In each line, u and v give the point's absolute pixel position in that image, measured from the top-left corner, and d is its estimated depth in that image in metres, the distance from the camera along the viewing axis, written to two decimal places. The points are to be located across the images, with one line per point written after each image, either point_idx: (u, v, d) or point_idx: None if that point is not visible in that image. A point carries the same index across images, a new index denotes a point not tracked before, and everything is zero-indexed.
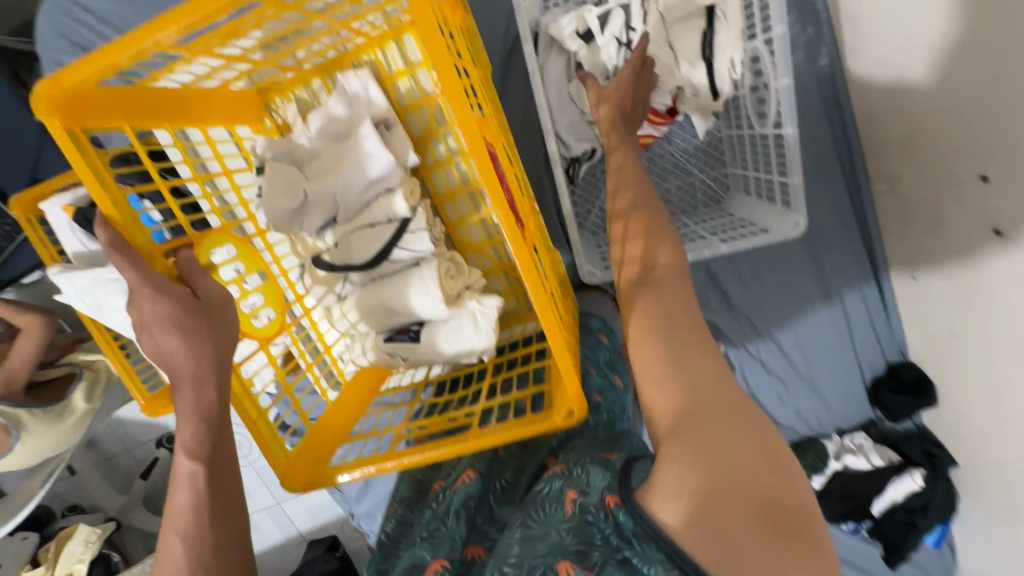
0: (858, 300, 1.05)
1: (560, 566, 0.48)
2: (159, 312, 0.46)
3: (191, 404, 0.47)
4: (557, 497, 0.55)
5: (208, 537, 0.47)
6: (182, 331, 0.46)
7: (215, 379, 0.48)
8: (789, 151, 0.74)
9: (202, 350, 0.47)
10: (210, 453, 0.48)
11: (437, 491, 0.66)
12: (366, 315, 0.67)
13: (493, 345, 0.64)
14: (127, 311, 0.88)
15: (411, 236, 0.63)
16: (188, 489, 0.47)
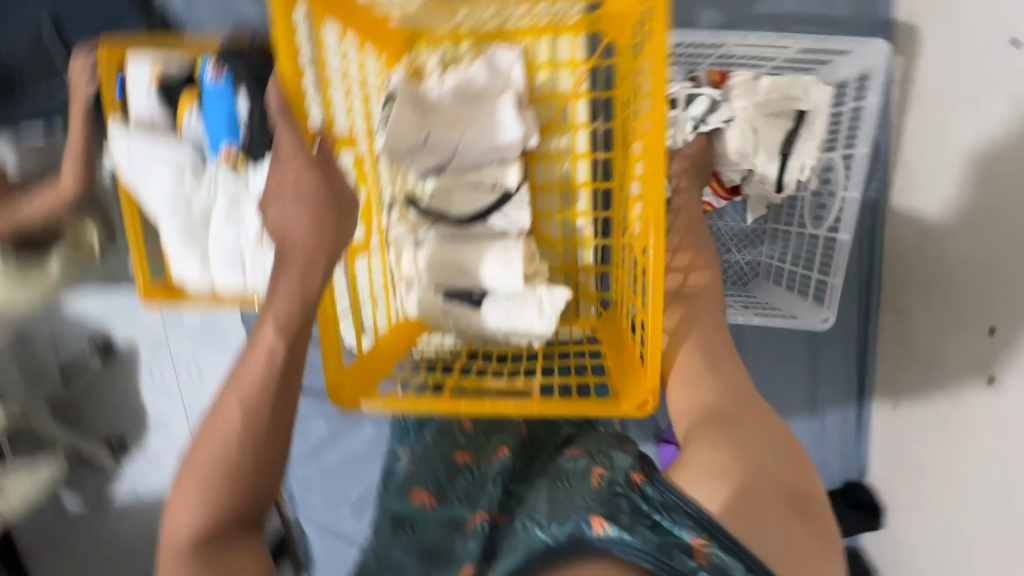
0: (838, 416, 1.12)
1: (593, 519, 0.47)
2: (300, 186, 0.45)
3: (295, 283, 0.47)
4: (582, 472, 0.55)
5: (264, 417, 0.47)
6: (315, 212, 0.46)
7: (325, 266, 0.48)
8: (840, 254, 0.83)
9: (324, 234, 0.47)
10: (295, 334, 0.47)
11: (460, 457, 0.66)
12: (437, 269, 0.68)
13: (550, 332, 0.66)
14: (171, 191, 0.87)
15: (512, 206, 0.67)
16: (262, 363, 0.47)
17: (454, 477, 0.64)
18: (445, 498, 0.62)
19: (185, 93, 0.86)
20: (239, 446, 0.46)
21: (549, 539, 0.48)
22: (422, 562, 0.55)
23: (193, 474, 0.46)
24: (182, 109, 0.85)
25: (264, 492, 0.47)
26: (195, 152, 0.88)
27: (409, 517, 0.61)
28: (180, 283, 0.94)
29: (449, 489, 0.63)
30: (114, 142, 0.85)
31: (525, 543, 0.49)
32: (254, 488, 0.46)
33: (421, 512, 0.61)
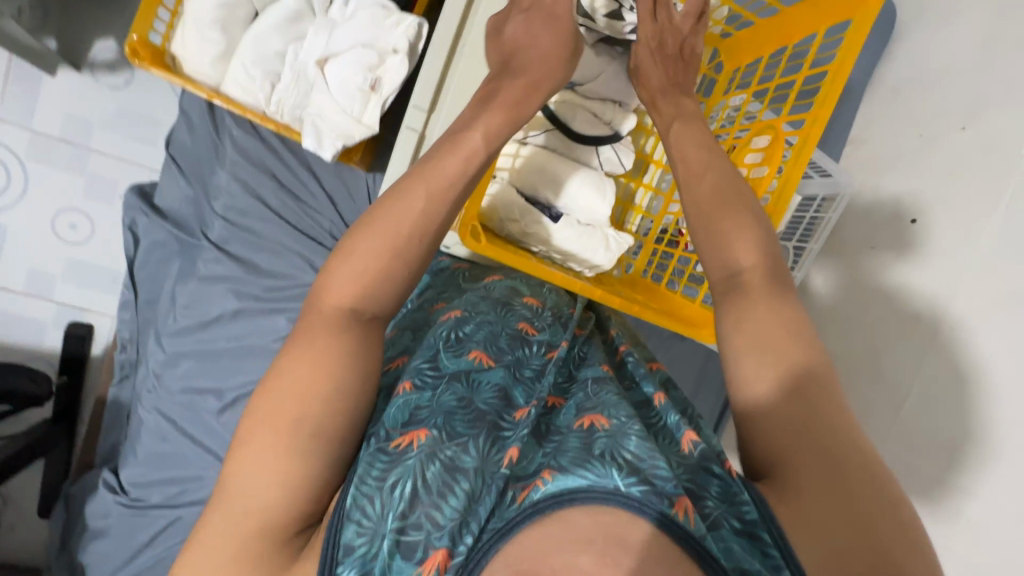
0: None
1: (679, 500, 0.43)
2: (556, 15, 0.50)
3: (516, 96, 0.49)
4: (675, 429, 0.52)
5: (443, 211, 0.46)
6: (560, 53, 0.50)
7: (542, 96, 0.50)
8: None
9: (555, 68, 0.50)
10: (494, 150, 0.48)
11: (522, 327, 0.59)
12: (534, 169, 0.70)
13: (608, 266, 0.73)
14: None
15: (619, 149, 0.74)
16: (459, 159, 0.47)
17: (514, 348, 0.56)
18: (503, 360, 0.54)
19: None
20: (413, 233, 0.45)
21: (622, 486, 0.43)
22: (471, 425, 0.47)
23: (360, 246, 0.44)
24: None
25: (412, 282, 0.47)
26: None
27: (467, 372, 0.51)
28: (179, 61, 0.77)
29: (508, 354, 0.55)
30: None
31: (599, 471, 0.44)
32: (408, 277, 0.46)
33: (477, 370, 0.52)
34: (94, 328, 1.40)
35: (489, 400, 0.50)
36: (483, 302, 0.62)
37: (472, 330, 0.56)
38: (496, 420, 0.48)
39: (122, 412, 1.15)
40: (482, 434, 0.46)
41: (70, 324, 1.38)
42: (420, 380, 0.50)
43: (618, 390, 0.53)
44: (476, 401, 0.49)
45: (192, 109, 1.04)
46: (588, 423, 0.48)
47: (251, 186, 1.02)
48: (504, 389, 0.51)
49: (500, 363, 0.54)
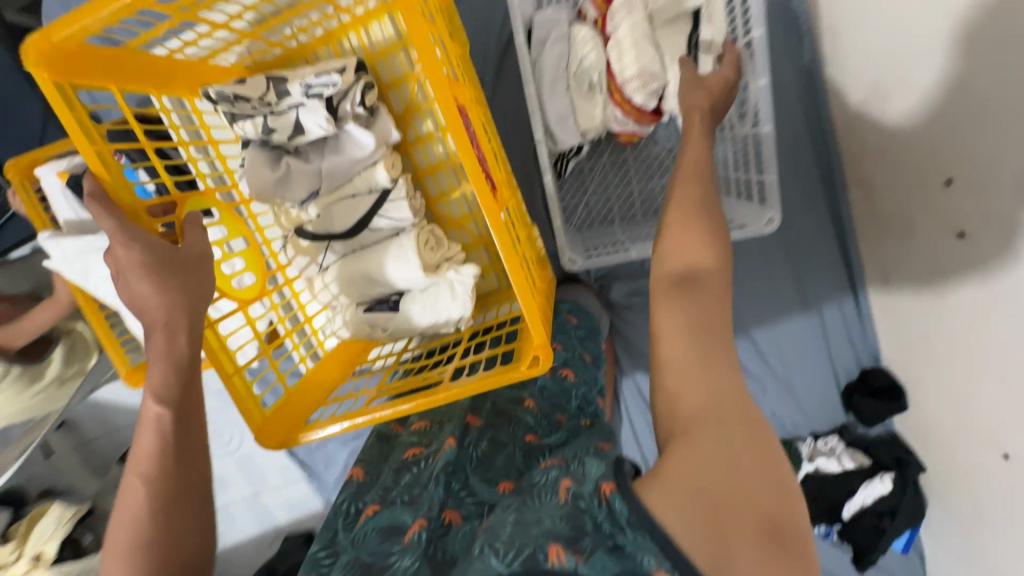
0: (833, 307, 1.07)
1: (550, 548, 0.46)
2: (132, 259, 0.47)
3: (162, 352, 0.48)
4: (551, 486, 0.54)
5: (171, 476, 0.47)
6: (156, 278, 0.47)
7: (187, 326, 0.49)
8: (766, 147, 0.76)
9: (175, 300, 0.48)
10: (179, 398, 0.48)
11: (408, 454, 0.66)
12: (345, 287, 0.69)
13: (469, 312, 0.67)
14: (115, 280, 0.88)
15: (391, 205, 0.66)
16: (153, 436, 0.47)
17: (402, 476, 0.62)
18: (390, 500, 0.58)
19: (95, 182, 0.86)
20: (150, 514, 0.45)
21: (503, 568, 0.45)
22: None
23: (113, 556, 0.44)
24: None
25: (190, 547, 0.46)
26: None
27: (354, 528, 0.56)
28: None
29: (394, 490, 0.59)
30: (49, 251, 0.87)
31: (480, 568, 0.46)
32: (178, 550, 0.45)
33: (365, 522, 0.56)
34: None
35: (374, 546, 0.52)
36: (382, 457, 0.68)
37: (365, 492, 0.62)
38: (382, 561, 0.50)
39: None
40: None
41: None
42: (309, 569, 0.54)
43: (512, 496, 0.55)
44: (359, 557, 0.51)
45: None
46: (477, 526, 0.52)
47: None
48: (388, 526, 0.55)
49: (387, 505, 0.58)
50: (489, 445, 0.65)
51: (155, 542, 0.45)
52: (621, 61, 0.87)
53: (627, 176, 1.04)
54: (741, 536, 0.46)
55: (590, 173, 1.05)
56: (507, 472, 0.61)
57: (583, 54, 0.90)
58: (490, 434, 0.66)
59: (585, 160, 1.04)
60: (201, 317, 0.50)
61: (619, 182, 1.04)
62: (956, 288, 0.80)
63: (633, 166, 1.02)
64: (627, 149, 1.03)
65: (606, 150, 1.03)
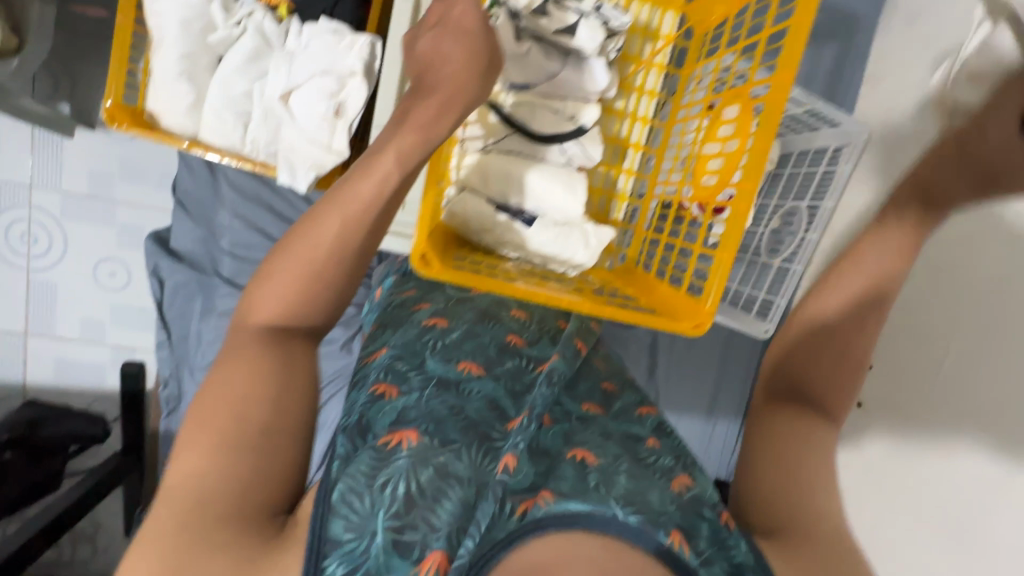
0: (724, 424, 1.30)
1: (675, 533, 0.52)
2: (464, 22, 0.46)
3: (426, 119, 0.45)
4: (664, 471, 0.60)
5: (363, 231, 0.46)
6: (469, 53, 0.46)
7: (458, 112, 0.46)
8: (788, 280, 0.98)
9: (468, 81, 0.46)
10: (410, 173, 0.46)
11: (511, 339, 0.73)
12: (496, 175, 0.69)
13: (590, 263, 0.72)
14: (186, 7, 0.75)
15: (586, 141, 0.71)
16: (374, 183, 0.45)
17: (504, 357, 0.69)
18: (492, 372, 0.66)
19: None
20: (332, 252, 0.45)
21: (622, 515, 0.52)
22: (462, 432, 0.58)
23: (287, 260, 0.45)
24: None
25: (342, 299, 0.48)
26: None
27: (458, 381, 0.63)
28: (155, 117, 0.80)
29: (497, 367, 0.67)
30: None
31: (598, 502, 0.53)
32: (335, 296, 0.47)
33: (467, 379, 0.64)
34: (145, 365, 1.52)
35: (480, 410, 0.61)
36: (473, 320, 0.73)
37: (459, 339, 0.69)
38: (489, 430, 0.59)
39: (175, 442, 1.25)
40: (473, 445, 0.57)
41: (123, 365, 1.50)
42: (406, 385, 0.61)
43: (605, 430, 0.64)
44: (466, 407, 0.60)
45: (192, 155, 1.09)
46: (580, 456, 0.59)
47: (252, 220, 1.06)
48: (495, 402, 0.63)
49: (492, 375, 0.66)
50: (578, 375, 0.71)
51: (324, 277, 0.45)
52: None
53: None
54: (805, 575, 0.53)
55: None
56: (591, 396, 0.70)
57: None
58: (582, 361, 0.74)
59: None
60: (470, 108, 0.48)
61: None
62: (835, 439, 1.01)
63: None
64: None
65: None
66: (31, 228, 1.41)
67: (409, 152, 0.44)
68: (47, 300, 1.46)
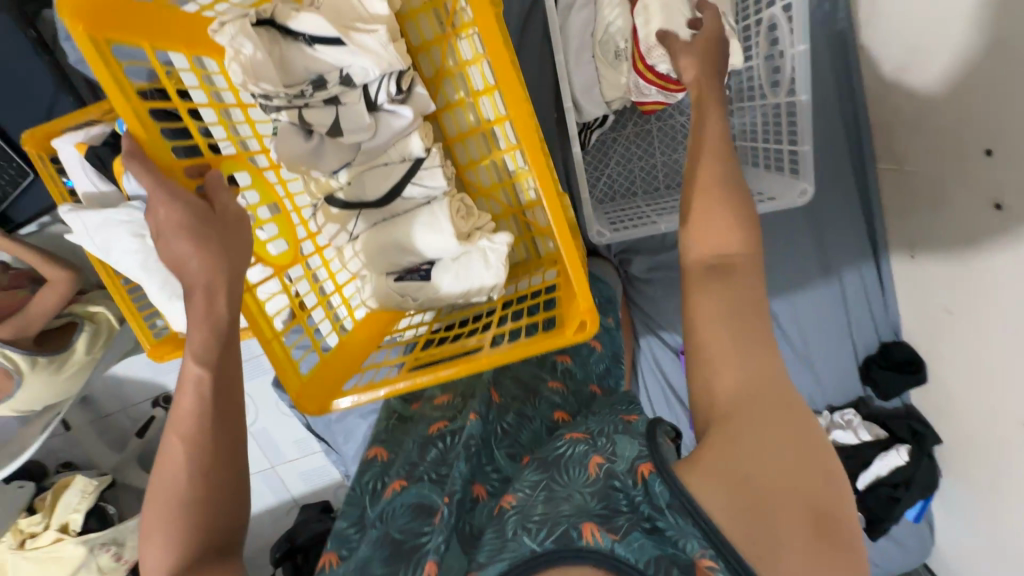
0: (854, 276, 1.07)
1: (584, 527, 0.47)
2: (173, 218, 0.47)
3: (201, 314, 0.48)
4: (580, 459, 0.54)
5: (207, 433, 0.48)
6: (195, 240, 0.47)
7: (225, 293, 0.48)
8: (801, 117, 0.74)
9: (211, 261, 0.48)
10: (216, 366, 0.49)
11: (435, 428, 0.65)
12: (377, 254, 0.68)
13: (502, 281, 0.67)
14: (137, 253, 0.89)
15: (425, 173, 0.65)
16: (192, 395, 0.48)
17: (427, 452, 0.61)
18: (418, 476, 0.58)
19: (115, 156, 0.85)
20: (190, 479, 0.47)
21: (538, 547, 0.46)
22: (389, 565, 0.50)
23: (155, 509, 0.47)
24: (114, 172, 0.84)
25: (224, 511, 0.48)
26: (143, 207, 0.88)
27: (383, 508, 0.56)
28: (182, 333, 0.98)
29: (422, 467, 0.60)
30: (69, 224, 0.87)
31: (514, 547, 0.47)
32: (216, 511, 0.48)
33: (392, 499, 0.57)
34: None
35: (404, 523, 0.54)
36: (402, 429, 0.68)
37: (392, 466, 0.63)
38: (413, 541, 0.52)
39: None
40: (400, 569, 0.49)
41: None
42: (342, 548, 0.56)
43: (534, 465, 0.57)
44: (390, 533, 0.53)
45: None
46: (502, 505, 0.53)
47: None
48: (418, 502, 0.55)
49: (415, 479, 0.58)
50: (515, 419, 0.64)
51: (194, 499, 0.47)
52: (648, 28, 0.81)
53: (652, 147, 1.02)
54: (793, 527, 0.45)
55: (613, 144, 1.03)
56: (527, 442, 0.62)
57: (610, 20, 0.86)
58: (514, 411, 0.65)
59: (608, 131, 1.03)
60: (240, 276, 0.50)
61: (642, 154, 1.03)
62: (991, 255, 0.82)
63: (657, 137, 1.00)
64: (651, 120, 1.01)
65: (629, 121, 1.02)
66: None
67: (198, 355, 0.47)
68: None
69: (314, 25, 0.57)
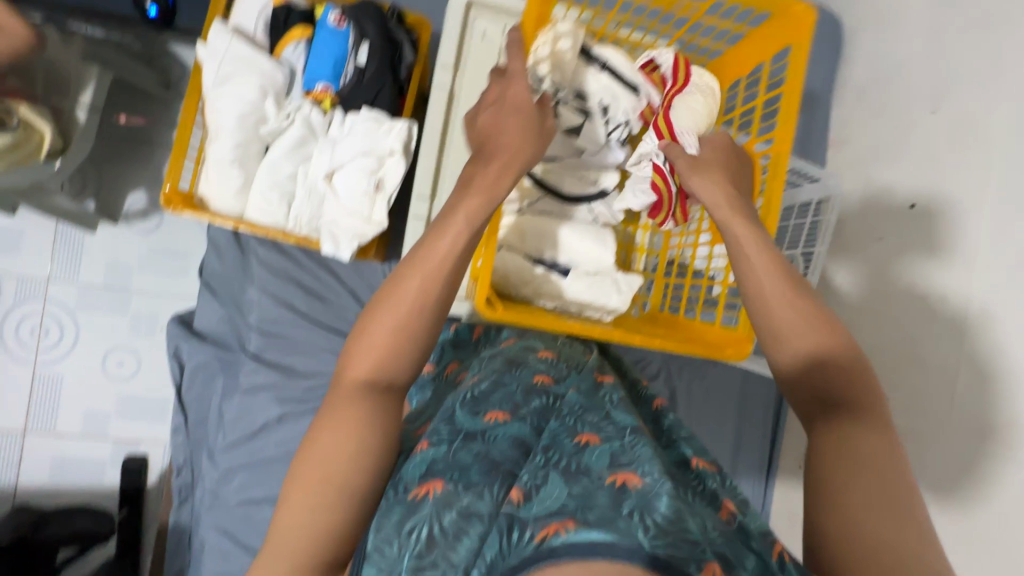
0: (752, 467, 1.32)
1: (707, 566, 0.41)
2: (516, 100, 0.58)
3: (489, 180, 0.55)
4: (712, 501, 0.55)
5: (442, 278, 0.52)
6: (525, 126, 0.57)
7: (516, 169, 0.56)
8: None
9: (526, 139, 0.56)
10: (478, 228, 0.54)
11: (538, 379, 0.66)
12: (535, 231, 0.77)
13: (622, 308, 0.77)
14: (249, 103, 0.84)
15: (607, 200, 0.80)
16: (447, 241, 0.53)
17: (529, 399, 0.62)
18: (519, 415, 0.59)
19: (299, 25, 0.87)
20: (416, 306, 0.51)
21: (648, 546, 0.41)
22: (485, 474, 0.50)
23: (381, 314, 0.52)
24: (289, 35, 0.86)
25: (416, 347, 0.52)
26: (288, 76, 0.87)
27: (483, 430, 0.56)
28: (205, 198, 0.87)
29: (524, 409, 0.60)
30: (210, 39, 0.82)
31: (621, 529, 0.42)
32: (417, 348, 0.52)
33: (492, 427, 0.56)
34: (149, 458, 1.47)
35: (506, 450, 0.53)
36: (502, 367, 0.68)
37: (488, 391, 0.63)
38: (512, 467, 0.51)
39: (186, 536, 1.18)
40: (495, 481, 0.49)
41: (125, 459, 1.44)
42: (435, 437, 0.55)
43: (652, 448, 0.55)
44: (491, 453, 0.52)
45: (222, 239, 1.14)
46: (620, 482, 0.48)
47: (280, 296, 1.10)
48: (519, 438, 0.55)
49: (517, 417, 0.58)
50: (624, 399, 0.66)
51: (411, 324, 0.51)
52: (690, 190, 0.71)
53: None
54: None
55: None
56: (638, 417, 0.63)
57: None
58: (621, 392, 0.68)
59: None
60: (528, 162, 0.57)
61: None
62: None
63: None
64: None
65: None
66: (42, 321, 1.42)
67: (476, 211, 0.53)
68: (50, 395, 1.43)
69: (609, 57, 0.76)
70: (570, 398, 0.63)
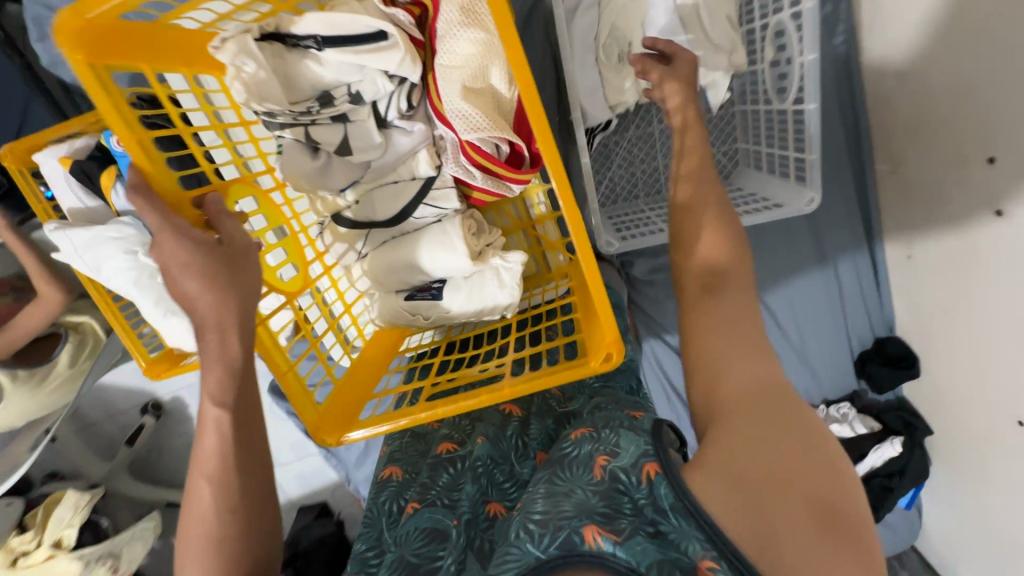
0: (849, 265, 1.09)
1: (586, 531, 0.49)
2: (177, 257, 0.44)
3: (216, 352, 0.45)
4: (585, 461, 0.56)
5: (235, 468, 0.44)
6: (204, 278, 0.44)
7: (239, 327, 0.46)
8: (811, 124, 0.74)
9: (224, 298, 0.45)
10: (236, 403, 0.45)
11: (443, 449, 0.67)
12: (385, 271, 0.65)
13: (517, 302, 0.64)
14: (129, 270, 0.86)
15: (437, 193, 0.63)
16: (214, 437, 0.44)
17: (437, 475, 0.63)
18: (428, 498, 0.60)
19: (103, 171, 0.83)
20: (219, 517, 0.43)
21: (542, 554, 0.49)
22: None
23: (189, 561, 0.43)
24: (105, 187, 0.83)
25: (249, 547, 0.44)
26: (136, 223, 0.85)
27: (397, 532, 0.58)
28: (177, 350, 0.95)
29: (433, 488, 0.61)
30: (57, 244, 0.83)
31: (517, 556, 0.50)
32: (251, 553, 0.43)
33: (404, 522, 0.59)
34: None
35: (418, 546, 0.55)
36: (415, 453, 0.70)
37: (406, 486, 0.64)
38: (429, 564, 0.54)
39: None
40: None
41: None
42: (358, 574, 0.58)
43: (545, 480, 0.57)
44: (405, 558, 0.55)
45: None
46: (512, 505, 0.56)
47: None
48: (431, 526, 0.57)
49: (426, 504, 0.59)
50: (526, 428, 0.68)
51: (230, 538, 0.43)
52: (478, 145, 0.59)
53: (654, 150, 1.00)
54: (802, 533, 0.45)
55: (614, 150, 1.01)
56: (541, 443, 0.66)
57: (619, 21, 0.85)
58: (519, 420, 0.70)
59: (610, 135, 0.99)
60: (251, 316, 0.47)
61: (644, 158, 1.01)
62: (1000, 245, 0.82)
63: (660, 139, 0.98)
64: (656, 123, 0.98)
65: (632, 125, 0.99)
66: None
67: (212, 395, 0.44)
68: None
69: (318, 20, 0.53)
70: (479, 451, 0.63)
